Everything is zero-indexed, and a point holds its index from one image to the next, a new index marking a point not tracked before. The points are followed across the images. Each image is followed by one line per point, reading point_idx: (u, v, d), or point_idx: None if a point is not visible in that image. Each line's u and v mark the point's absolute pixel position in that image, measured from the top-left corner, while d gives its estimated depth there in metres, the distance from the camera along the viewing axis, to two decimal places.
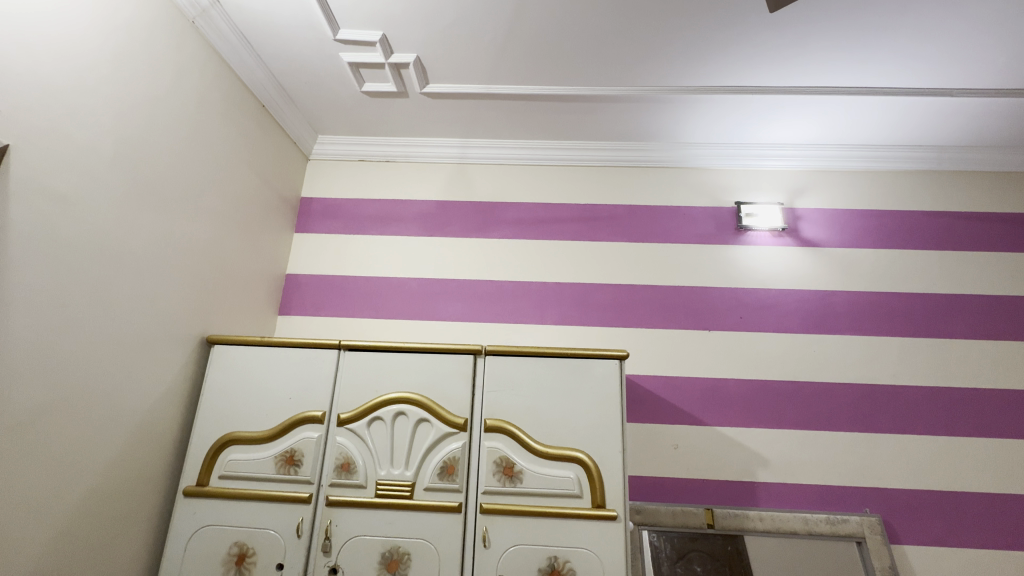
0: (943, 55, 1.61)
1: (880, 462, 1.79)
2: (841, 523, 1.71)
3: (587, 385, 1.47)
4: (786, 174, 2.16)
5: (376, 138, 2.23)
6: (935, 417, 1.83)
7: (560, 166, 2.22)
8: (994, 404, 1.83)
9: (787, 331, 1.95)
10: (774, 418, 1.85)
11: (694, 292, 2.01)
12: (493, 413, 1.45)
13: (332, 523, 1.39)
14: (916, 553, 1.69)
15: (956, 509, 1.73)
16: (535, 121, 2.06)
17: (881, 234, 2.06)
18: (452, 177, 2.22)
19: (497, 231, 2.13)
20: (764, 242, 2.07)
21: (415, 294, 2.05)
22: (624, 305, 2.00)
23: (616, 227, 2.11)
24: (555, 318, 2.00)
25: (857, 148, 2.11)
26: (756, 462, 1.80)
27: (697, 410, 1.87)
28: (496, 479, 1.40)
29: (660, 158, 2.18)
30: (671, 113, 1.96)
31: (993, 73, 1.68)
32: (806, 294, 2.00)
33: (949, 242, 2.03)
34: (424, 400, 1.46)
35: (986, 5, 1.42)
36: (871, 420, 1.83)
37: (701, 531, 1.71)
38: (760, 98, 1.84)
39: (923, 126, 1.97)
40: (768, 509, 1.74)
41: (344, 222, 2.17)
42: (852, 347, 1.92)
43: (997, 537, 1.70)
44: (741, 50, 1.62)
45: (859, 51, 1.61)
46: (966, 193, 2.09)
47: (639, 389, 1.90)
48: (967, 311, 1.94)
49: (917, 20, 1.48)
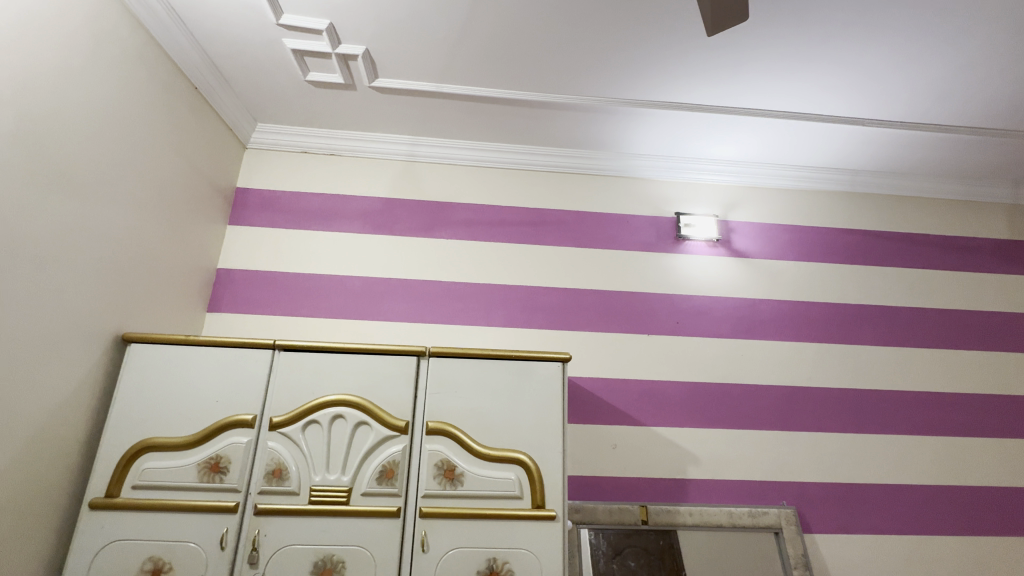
0: (857, 88, 1.78)
1: (797, 458, 1.94)
2: (761, 515, 1.83)
3: (530, 387, 1.48)
4: (720, 188, 2.29)
5: (321, 130, 2.14)
6: (843, 415, 2.01)
7: (511, 170, 2.23)
8: (891, 403, 2.04)
9: (718, 335, 2.07)
10: (705, 418, 1.96)
11: (635, 297, 2.09)
12: (435, 415, 1.44)
13: (261, 532, 1.32)
14: (824, 540, 1.85)
15: (858, 498, 1.91)
16: (486, 124, 2.06)
17: (804, 248, 2.23)
18: (401, 174, 2.18)
19: (445, 232, 2.11)
20: (701, 251, 2.19)
21: (359, 293, 1.99)
22: (569, 309, 2.05)
23: (563, 232, 2.15)
24: (502, 321, 2.01)
25: (783, 168, 2.28)
26: (688, 460, 1.90)
27: (636, 410, 1.94)
28: (437, 482, 1.38)
29: (607, 167, 2.25)
30: (618, 124, 2.03)
31: (898, 108, 1.87)
32: (737, 302, 2.13)
33: (861, 257, 2.24)
34: (364, 403, 1.42)
35: (892, 46, 1.59)
36: (789, 419, 1.99)
37: (635, 527, 1.78)
38: (699, 115, 1.95)
39: (840, 151, 2.16)
40: (697, 504, 1.85)
41: (284, 216, 2.07)
42: (774, 351, 2.07)
43: (890, 522, 1.89)
44: (685, 69, 1.71)
45: (788, 79, 1.75)
46: (872, 214, 2.31)
47: (582, 391, 1.94)
48: (872, 321, 2.15)
49: (836, 54, 1.63)
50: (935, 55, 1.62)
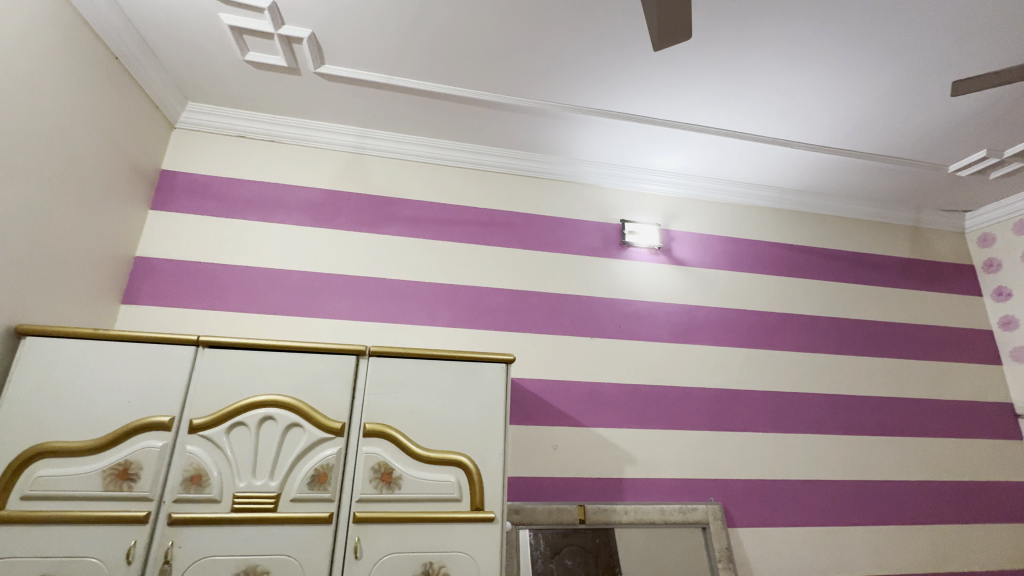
0: (787, 112, 1.92)
1: (724, 457, 2.05)
2: (690, 511, 1.92)
3: (473, 388, 1.47)
4: (663, 198, 2.39)
5: (260, 114, 2.02)
6: (766, 416, 2.15)
7: (461, 168, 2.21)
8: (809, 406, 2.21)
9: (656, 340, 2.16)
10: (642, 419, 2.03)
11: (580, 301, 2.13)
12: (374, 417, 1.39)
13: (175, 544, 1.22)
14: (747, 534, 1.97)
15: (777, 494, 2.05)
16: (438, 120, 2.03)
17: (736, 258, 2.37)
18: (346, 166, 2.10)
19: (391, 228, 2.05)
20: (643, 258, 2.27)
21: (296, 288, 1.90)
22: (515, 310, 2.05)
23: (512, 233, 2.16)
24: (447, 321, 1.98)
25: (719, 182, 2.42)
26: (625, 460, 1.96)
27: (577, 412, 1.98)
28: (373, 486, 1.34)
29: (556, 172, 2.28)
30: (569, 130, 2.06)
31: (821, 133, 2.04)
32: (675, 308, 2.23)
33: (786, 269, 2.41)
34: (297, 403, 1.35)
35: (818, 76, 1.73)
36: (719, 420, 2.10)
37: (573, 526, 1.81)
38: (645, 126, 2.02)
39: (771, 169, 2.32)
40: (632, 502, 1.90)
41: (215, 203, 1.93)
42: (707, 355, 2.18)
43: (804, 515, 2.05)
44: (633, 82, 1.78)
45: (727, 99, 1.85)
46: (797, 230, 2.49)
47: (525, 392, 1.95)
48: (794, 328, 2.32)
49: (769, 79, 1.75)
50: (854, 88, 1.78)
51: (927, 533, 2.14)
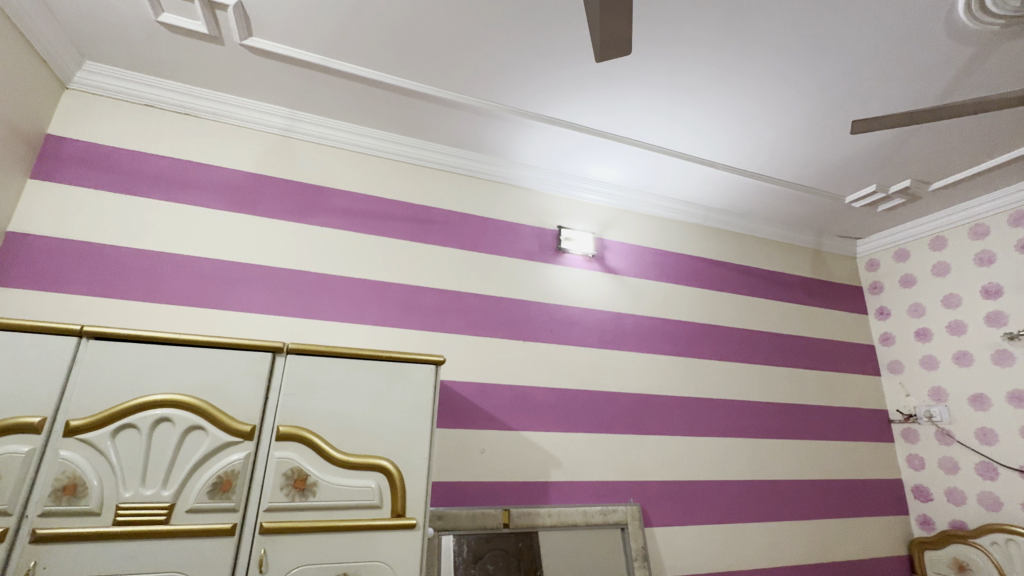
0: (714, 134, 2.05)
1: (644, 460, 2.14)
2: (611, 512, 1.97)
3: (400, 389, 1.41)
4: (598, 208, 2.46)
5: (175, 84, 1.84)
6: (683, 420, 2.27)
7: (399, 162, 2.14)
8: (721, 410, 2.36)
9: (586, 345, 2.21)
10: (569, 422, 2.06)
11: (513, 304, 2.14)
12: (289, 419, 1.29)
13: (38, 564, 1.05)
14: (661, 533, 2.06)
15: (690, 493, 2.17)
16: (376, 109, 1.95)
17: (663, 270, 2.50)
18: (272, 149, 1.96)
19: (320, 218, 1.94)
20: (577, 264, 2.32)
21: (208, 277, 1.73)
22: (448, 311, 2.01)
23: (449, 232, 2.12)
24: (376, 319, 1.90)
25: (650, 196, 2.54)
26: (551, 463, 1.98)
27: (506, 415, 1.97)
28: (284, 493, 1.24)
29: (497, 174, 2.28)
30: (511, 133, 2.07)
31: (742, 157, 2.20)
32: (605, 314, 2.30)
33: (707, 282, 2.57)
34: (200, 404, 1.22)
35: (742, 104, 1.86)
36: (641, 424, 2.18)
37: (497, 531, 1.79)
38: (585, 136, 2.07)
39: (697, 188, 2.47)
40: (556, 505, 1.93)
41: (115, 177, 1.72)
42: (633, 361, 2.27)
43: (713, 513, 2.18)
44: (575, 91, 1.82)
45: (661, 117, 1.95)
46: (717, 246, 2.68)
47: (454, 395, 1.92)
48: (711, 338, 2.48)
49: (700, 102, 1.86)
50: (771, 118, 1.94)
51: (816, 528, 2.37)
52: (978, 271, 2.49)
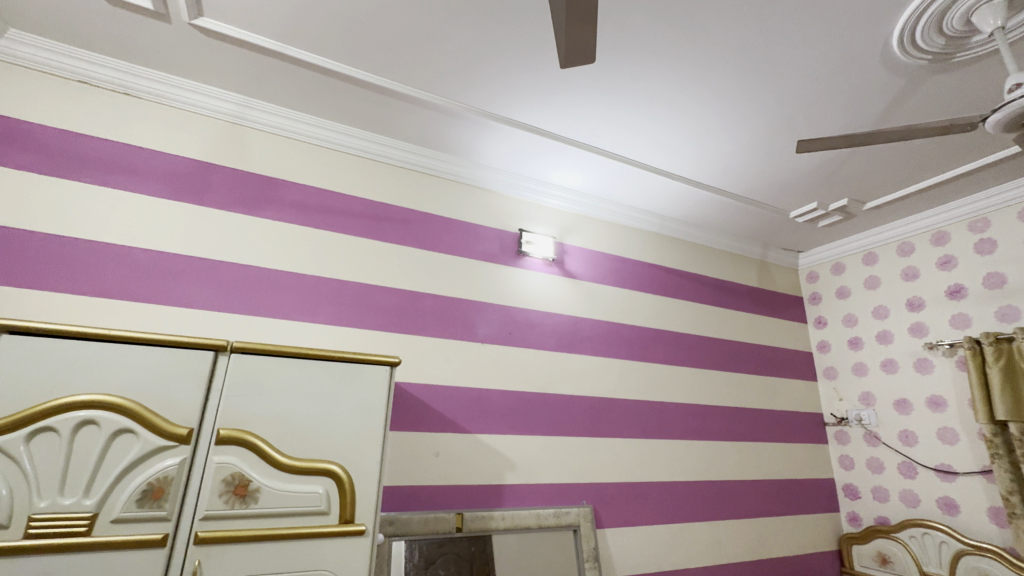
0: (671, 146, 2.12)
1: (598, 462, 2.17)
2: (563, 515, 1.98)
3: (352, 391, 1.37)
4: (559, 212, 2.50)
5: (113, 60, 1.71)
6: (636, 423, 2.32)
7: (358, 157, 2.08)
8: (671, 413, 2.44)
9: (544, 348, 2.22)
10: (525, 425, 2.07)
11: (472, 306, 2.12)
12: (230, 422, 1.22)
13: None
14: (612, 534, 2.10)
15: (641, 495, 2.22)
16: (335, 101, 1.89)
17: (621, 276, 2.56)
18: (222, 137, 1.86)
19: (272, 212, 1.86)
20: (537, 268, 2.33)
21: (145, 269, 1.62)
22: (404, 311, 1.97)
23: (408, 231, 2.09)
24: (329, 318, 1.83)
25: (610, 203, 2.59)
26: (506, 465, 1.98)
27: (462, 418, 1.95)
28: (222, 501, 1.17)
29: (459, 174, 2.26)
30: (475, 134, 2.06)
31: (697, 170, 2.29)
32: (564, 318, 2.32)
33: (661, 289, 2.65)
34: (131, 405, 1.13)
35: (698, 118, 1.94)
36: (595, 426, 2.22)
37: (449, 535, 1.77)
38: (548, 141, 2.10)
39: (655, 197, 2.55)
40: (510, 508, 1.92)
41: (41, 158, 1.58)
42: (589, 365, 2.31)
43: (661, 513, 2.24)
44: (539, 96, 1.83)
45: (622, 126, 2.00)
46: (672, 254, 2.77)
47: (409, 397, 1.88)
48: (664, 343, 2.55)
49: (659, 114, 1.92)
50: (725, 134, 2.03)
51: (756, 526, 2.48)
52: (904, 286, 2.69)
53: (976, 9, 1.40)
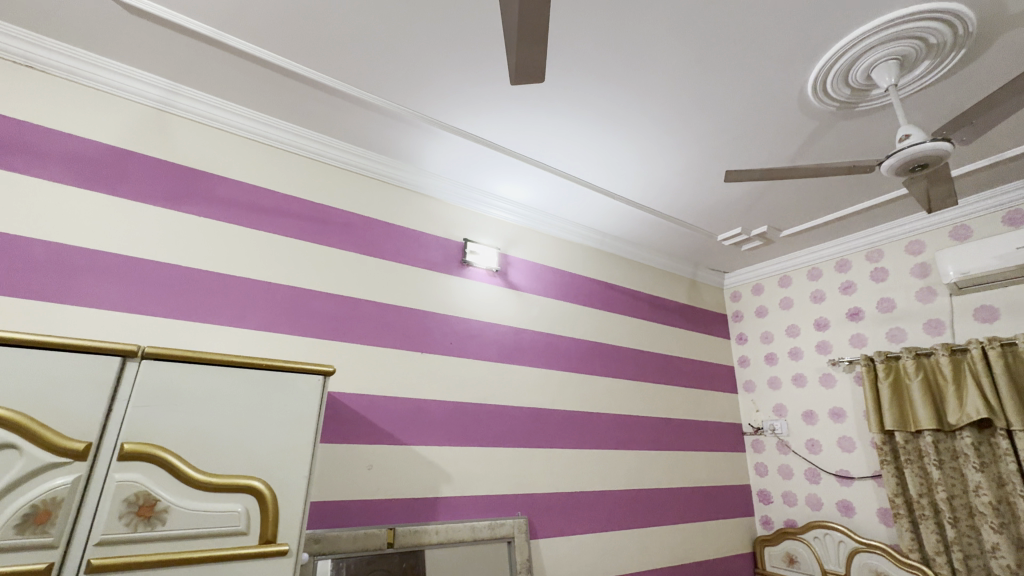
0: (613, 167, 2.22)
1: (533, 472, 2.19)
2: (498, 527, 1.97)
3: (279, 401, 1.29)
4: (504, 224, 2.52)
5: (17, 28, 1.53)
6: (571, 434, 2.37)
7: (296, 154, 2.00)
8: (605, 424, 2.52)
9: (484, 359, 2.22)
10: (462, 437, 2.05)
11: (412, 314, 2.08)
12: (137, 436, 1.11)
13: None
14: (546, 544, 2.12)
15: (574, 504, 2.26)
16: (274, 95, 1.80)
17: (562, 289, 2.62)
18: (144, 123, 1.71)
19: (198, 207, 1.73)
20: (480, 278, 2.34)
21: (42, 263, 1.44)
22: (341, 318, 1.90)
23: (349, 236, 2.02)
24: (257, 323, 1.72)
25: (554, 218, 2.66)
26: (441, 478, 1.94)
27: (397, 429, 1.90)
28: (124, 524, 1.06)
29: (405, 180, 2.23)
30: (423, 141, 2.05)
31: (636, 191, 2.41)
32: (505, 329, 2.34)
33: (600, 303, 2.75)
34: (15, 417, 0.99)
35: (638, 142, 2.04)
36: (532, 437, 2.24)
37: (379, 551, 1.70)
38: (496, 153, 2.12)
39: (596, 214, 2.65)
40: (444, 521, 1.88)
41: None
42: (528, 376, 2.33)
43: (593, 522, 2.30)
44: (489, 109, 1.86)
45: (568, 145, 2.06)
46: (610, 270, 2.88)
47: (342, 407, 1.80)
48: (600, 356, 2.64)
49: (603, 135, 2.00)
50: (662, 159, 2.16)
51: (680, 531, 2.61)
52: (812, 307, 2.97)
53: (875, 65, 1.60)
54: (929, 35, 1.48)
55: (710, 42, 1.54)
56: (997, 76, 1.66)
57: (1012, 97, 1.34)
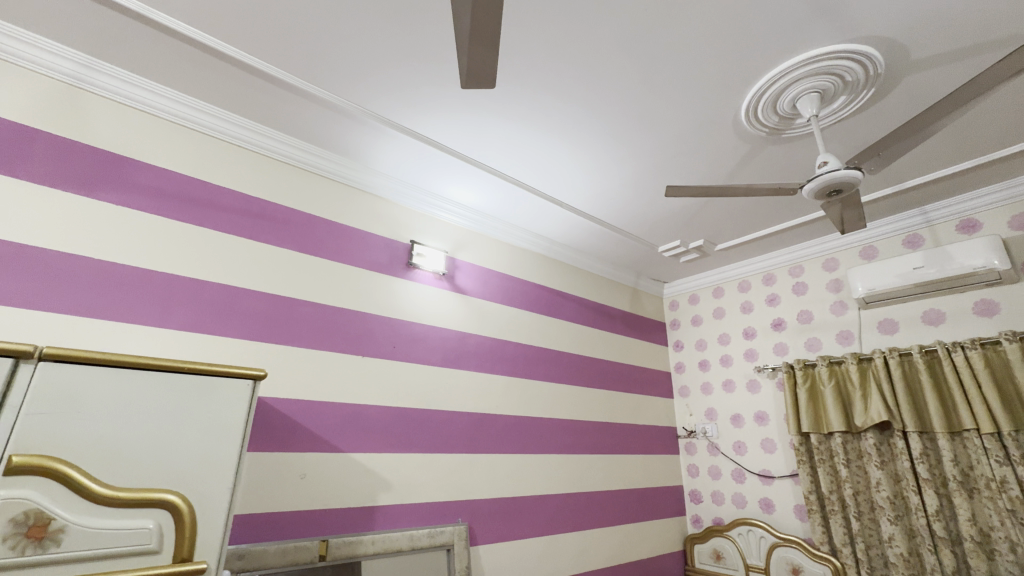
0: (562, 176, 2.26)
1: (475, 479, 2.18)
2: (438, 534, 1.94)
3: (202, 408, 1.20)
4: (453, 227, 2.50)
5: None
6: (514, 439, 2.38)
7: (233, 144, 1.88)
8: (547, 428, 2.55)
9: (428, 362, 2.19)
10: (403, 443, 2.00)
11: (354, 316, 2.01)
12: (29, 447, 0.99)
13: None
14: (485, 550, 2.11)
15: (514, 509, 2.27)
16: (209, 80, 1.69)
17: (508, 294, 2.63)
18: (54, 99, 1.55)
19: (116, 195, 1.58)
20: (426, 281, 2.30)
21: None
22: (276, 319, 1.80)
23: (288, 233, 1.92)
24: (180, 324, 1.60)
25: (503, 223, 2.67)
26: (380, 486, 1.88)
27: (334, 436, 1.82)
28: (8, 547, 0.93)
29: (351, 177, 2.16)
30: (371, 138, 1.99)
31: (583, 200, 2.47)
32: (450, 333, 2.31)
33: (546, 309, 2.79)
34: None
35: (586, 153, 2.10)
36: (474, 443, 2.23)
37: (310, 565, 1.62)
38: (447, 155, 2.11)
39: (544, 221, 2.69)
40: (381, 531, 1.82)
41: None
42: (472, 380, 2.32)
43: (533, 526, 2.32)
44: (440, 111, 1.84)
45: (519, 151, 2.08)
46: (556, 276, 2.93)
47: (273, 413, 1.70)
48: (544, 361, 2.67)
49: (553, 144, 2.04)
50: (608, 171, 2.23)
51: (617, 533, 2.68)
52: (742, 317, 3.17)
53: (800, 97, 1.74)
54: (844, 73, 1.63)
55: (656, 62, 1.62)
56: (901, 115, 1.85)
57: (912, 134, 1.51)
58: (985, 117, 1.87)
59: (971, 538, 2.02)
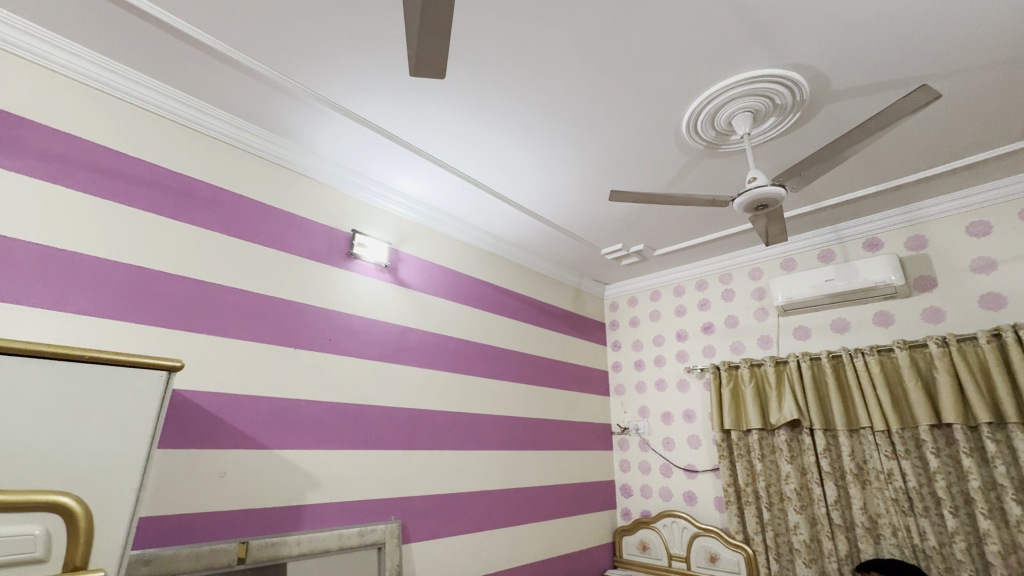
0: (511, 173, 2.27)
1: (410, 475, 2.14)
2: (368, 533, 1.89)
3: (105, 403, 1.08)
4: (398, 218, 2.44)
5: None
6: (451, 435, 2.37)
7: (156, 115, 1.71)
8: (485, 424, 2.56)
9: (366, 356, 2.12)
10: (335, 439, 1.93)
11: (287, 306, 1.91)
12: None
13: None
14: (417, 547, 2.08)
15: (449, 506, 2.26)
16: (130, 42, 1.52)
17: (452, 289, 2.61)
18: None
19: (10, 160, 1.40)
20: (367, 272, 2.23)
21: None
22: (200, 306, 1.67)
23: (217, 214, 1.79)
24: (83, 308, 1.44)
25: (450, 216, 2.64)
26: (308, 484, 1.81)
27: (260, 432, 1.72)
28: None
29: (290, 160, 2.04)
30: (314, 121, 1.90)
31: (530, 199, 2.49)
32: (390, 327, 2.26)
33: (489, 306, 2.79)
34: None
35: (535, 152, 2.12)
36: (411, 439, 2.19)
37: (228, 569, 1.52)
38: (395, 145, 2.05)
39: (491, 218, 2.68)
40: (307, 531, 1.75)
41: None
42: (411, 375, 2.28)
43: (467, 522, 2.32)
44: (388, 98, 1.78)
45: (469, 146, 2.07)
46: (501, 273, 2.94)
47: (191, 408, 1.58)
48: (485, 357, 2.67)
49: (503, 141, 2.04)
50: (556, 171, 2.26)
51: (550, 527, 2.74)
52: (676, 319, 3.33)
53: (735, 115, 1.85)
54: (775, 96, 1.75)
55: (608, 68, 1.66)
56: (822, 139, 2.02)
57: (830, 158, 1.64)
58: (890, 147, 2.08)
59: (862, 524, 2.25)
